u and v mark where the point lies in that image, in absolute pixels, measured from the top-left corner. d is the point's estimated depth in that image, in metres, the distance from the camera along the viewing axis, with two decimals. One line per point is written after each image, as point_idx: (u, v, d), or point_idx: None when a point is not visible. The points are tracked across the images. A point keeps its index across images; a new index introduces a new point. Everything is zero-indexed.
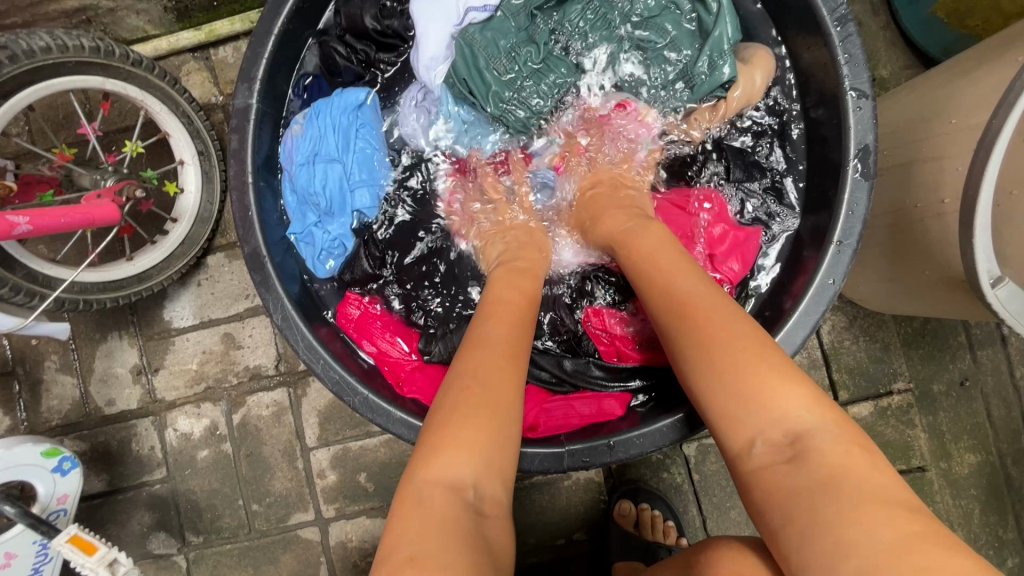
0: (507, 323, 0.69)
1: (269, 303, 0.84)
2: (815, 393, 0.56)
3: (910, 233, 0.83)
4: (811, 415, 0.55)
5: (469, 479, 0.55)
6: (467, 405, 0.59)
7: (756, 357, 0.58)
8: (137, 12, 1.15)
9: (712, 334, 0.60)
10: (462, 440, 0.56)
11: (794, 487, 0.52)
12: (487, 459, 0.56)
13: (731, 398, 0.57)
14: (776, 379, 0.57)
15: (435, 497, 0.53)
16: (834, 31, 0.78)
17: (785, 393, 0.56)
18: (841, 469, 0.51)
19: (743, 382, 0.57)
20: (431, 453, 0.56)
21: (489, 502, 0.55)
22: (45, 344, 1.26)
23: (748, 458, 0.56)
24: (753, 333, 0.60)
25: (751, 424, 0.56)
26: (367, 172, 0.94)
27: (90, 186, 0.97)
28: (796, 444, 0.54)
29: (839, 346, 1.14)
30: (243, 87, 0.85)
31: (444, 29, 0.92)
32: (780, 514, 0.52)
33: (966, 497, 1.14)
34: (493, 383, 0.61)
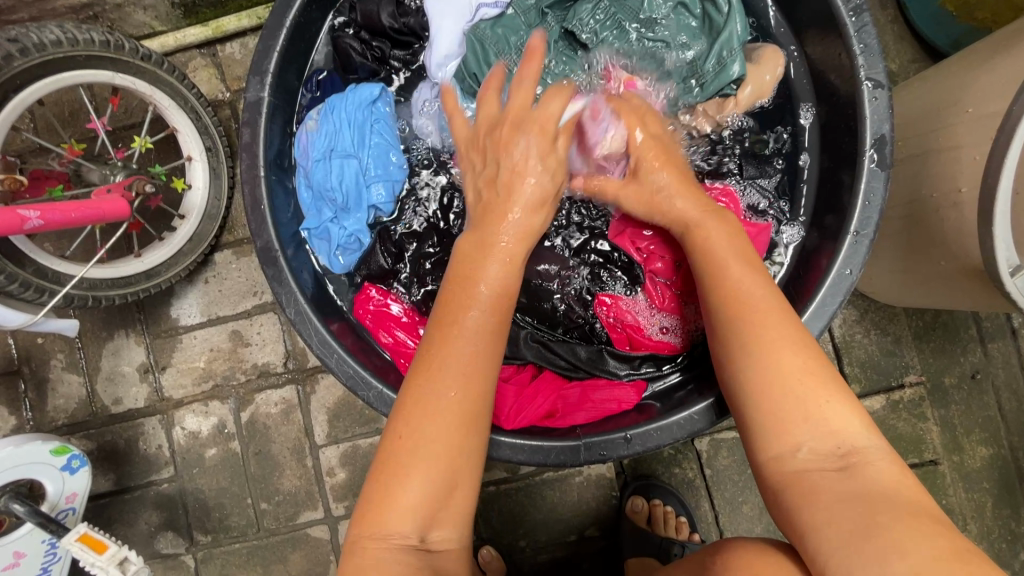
0: (470, 343, 0.62)
1: (282, 297, 0.84)
2: (858, 410, 0.58)
3: (927, 224, 0.83)
4: (855, 428, 0.57)
5: (413, 529, 0.56)
6: (415, 449, 0.57)
7: (806, 372, 0.59)
8: (144, 8, 1.14)
9: (766, 335, 0.61)
10: (409, 487, 0.56)
11: (835, 496, 0.53)
12: (435, 510, 0.57)
13: (780, 407, 0.58)
14: (824, 388, 0.59)
15: (375, 542, 0.56)
16: (849, 22, 0.78)
17: (837, 409, 0.58)
18: (888, 486, 0.53)
19: (786, 389, 0.59)
20: (375, 510, 0.57)
21: (439, 540, 0.58)
22: (51, 342, 1.25)
23: (790, 461, 0.57)
24: (807, 345, 0.61)
25: (801, 430, 0.57)
26: (383, 166, 0.93)
27: (98, 181, 0.97)
28: (845, 456, 0.56)
29: (850, 339, 1.14)
30: (255, 80, 0.84)
31: (455, 25, 0.92)
32: (817, 518, 0.52)
33: (979, 490, 1.14)
34: (454, 415, 0.58)
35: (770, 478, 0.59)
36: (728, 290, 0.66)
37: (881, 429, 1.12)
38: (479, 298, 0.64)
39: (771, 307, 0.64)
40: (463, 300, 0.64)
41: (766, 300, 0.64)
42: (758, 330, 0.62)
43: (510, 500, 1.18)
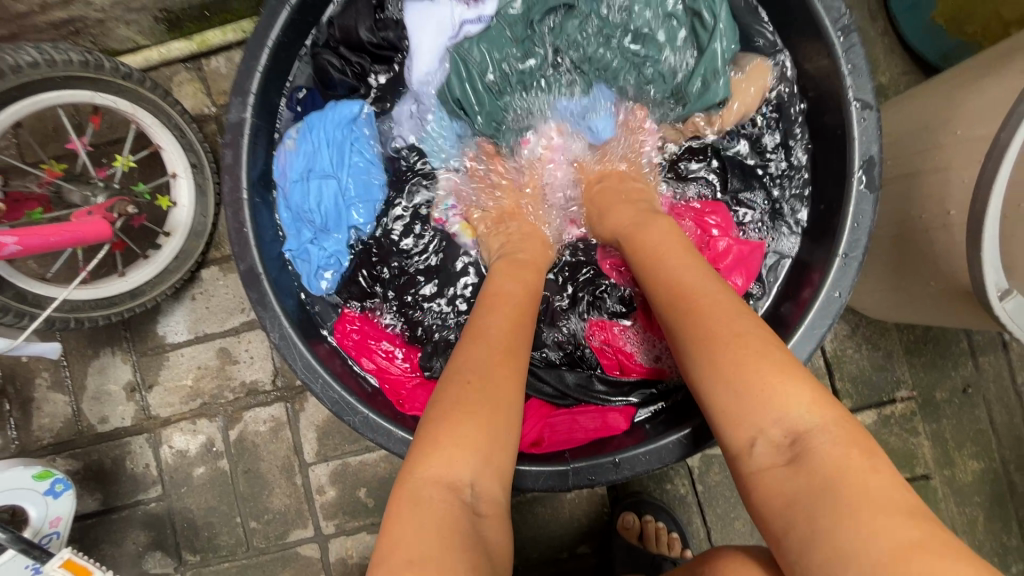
0: (507, 325, 0.68)
1: (266, 322, 0.82)
2: (819, 392, 0.54)
3: (917, 244, 0.82)
4: (812, 414, 0.53)
5: (467, 477, 0.55)
6: (478, 395, 0.59)
7: (754, 353, 0.56)
8: (127, 22, 1.11)
9: (717, 328, 0.58)
10: (462, 430, 0.57)
11: (794, 493, 0.50)
12: (489, 454, 0.57)
13: (724, 392, 0.56)
14: (780, 376, 0.55)
15: (432, 496, 0.53)
16: (837, 42, 0.77)
17: (786, 391, 0.54)
18: (838, 471, 0.49)
19: (736, 375, 0.56)
20: (427, 451, 0.56)
21: (486, 500, 0.55)
22: (36, 361, 1.24)
23: (748, 457, 0.54)
24: (752, 319, 0.60)
25: (751, 423, 0.54)
26: (363, 187, 0.93)
27: (80, 202, 0.95)
28: (796, 442, 0.52)
29: (842, 354, 1.13)
30: (237, 101, 0.82)
31: (436, 40, 0.91)
32: (781, 513, 0.50)
33: (970, 505, 1.14)
34: (497, 389, 0.60)
35: (737, 476, 0.56)
36: (665, 275, 0.67)
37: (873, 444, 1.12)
38: (502, 305, 0.71)
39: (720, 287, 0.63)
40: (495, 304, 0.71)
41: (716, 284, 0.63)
42: (708, 331, 0.59)
43: None
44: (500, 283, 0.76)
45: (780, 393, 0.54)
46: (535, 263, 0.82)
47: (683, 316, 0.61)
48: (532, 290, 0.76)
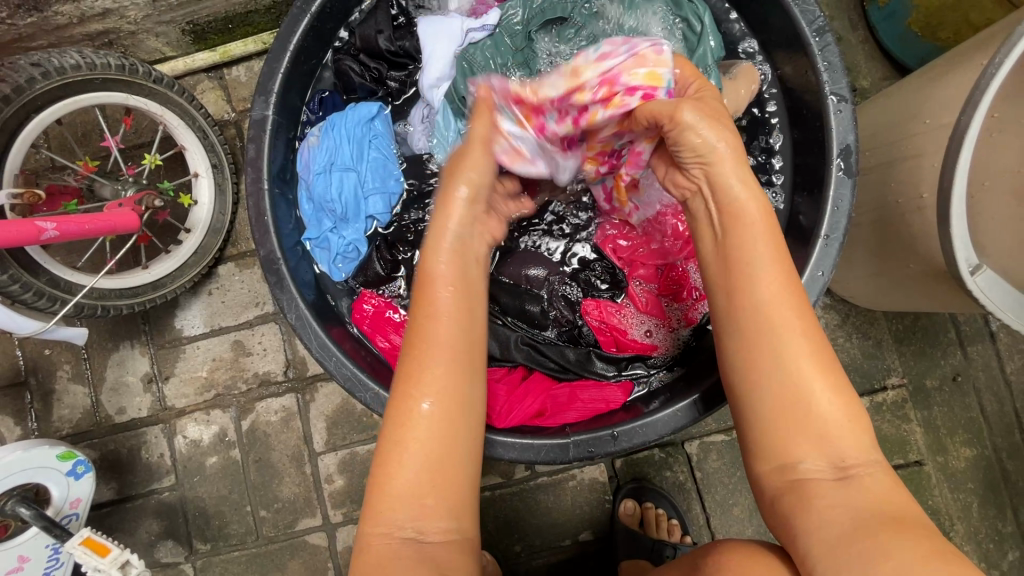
0: (449, 329, 0.65)
1: (284, 303, 0.88)
2: (865, 426, 0.63)
3: (895, 229, 0.87)
4: (859, 443, 0.62)
5: (406, 520, 0.60)
6: (408, 441, 0.61)
7: (819, 383, 0.63)
8: (157, 35, 1.20)
9: (788, 345, 0.64)
10: (398, 479, 0.60)
11: (832, 505, 0.59)
12: (421, 501, 0.60)
13: (783, 410, 0.63)
14: (835, 406, 0.63)
15: (380, 538, 0.60)
16: (813, 42, 0.84)
17: (842, 423, 0.62)
18: (882, 500, 0.58)
19: (792, 398, 0.63)
20: (372, 498, 0.61)
21: (433, 532, 0.60)
22: (58, 353, 1.29)
23: (793, 471, 0.63)
24: (829, 365, 0.64)
25: (804, 445, 0.62)
26: (380, 179, 0.98)
27: (110, 196, 1.01)
28: (846, 467, 0.61)
29: (833, 343, 1.17)
30: (260, 99, 0.89)
31: (447, 48, 0.96)
32: (814, 525, 0.59)
33: (964, 491, 1.16)
34: (441, 415, 0.62)
35: (771, 482, 0.65)
36: (750, 292, 0.66)
37: None
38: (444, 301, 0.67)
39: (804, 338, 0.64)
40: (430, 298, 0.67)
41: (795, 314, 0.65)
42: (777, 350, 0.64)
43: (505, 504, 1.20)
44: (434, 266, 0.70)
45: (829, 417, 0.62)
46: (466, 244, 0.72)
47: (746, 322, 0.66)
48: (467, 278, 0.70)
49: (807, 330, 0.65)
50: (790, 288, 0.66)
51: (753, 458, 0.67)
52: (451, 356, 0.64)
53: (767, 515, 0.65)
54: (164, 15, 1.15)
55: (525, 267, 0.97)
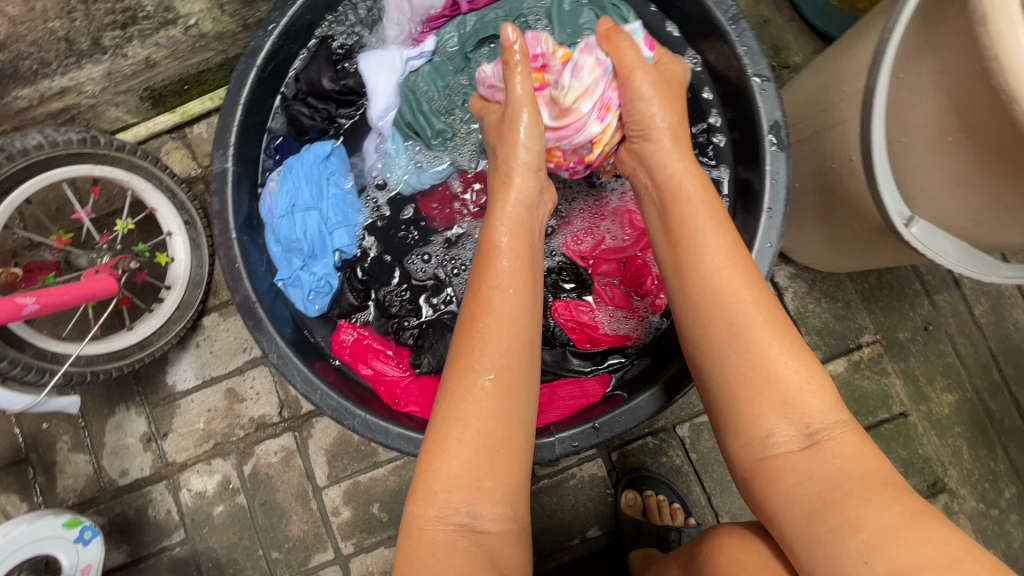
0: (512, 306, 0.71)
1: (264, 344, 0.90)
2: (831, 392, 0.66)
3: (835, 192, 0.91)
4: (825, 407, 0.64)
5: (460, 505, 0.65)
6: (467, 419, 0.66)
7: (782, 351, 0.66)
8: (116, 104, 1.24)
9: (742, 319, 0.68)
10: (456, 457, 0.65)
11: (802, 478, 0.62)
12: (479, 483, 0.65)
13: (756, 387, 0.66)
14: (806, 376, 0.65)
15: (432, 526, 0.65)
16: (730, 29, 0.88)
17: (802, 387, 0.65)
18: (848, 462, 0.61)
19: (753, 366, 0.66)
20: (423, 485, 0.66)
21: (486, 518, 0.65)
22: (56, 426, 1.31)
23: (762, 447, 0.65)
24: (797, 352, 0.67)
25: (773, 415, 0.65)
26: (342, 215, 1.01)
27: (87, 265, 1.05)
28: (812, 433, 0.63)
29: (804, 309, 1.21)
30: (219, 153, 0.92)
31: (389, 78, 1.00)
32: (786, 500, 0.62)
33: (952, 436, 1.19)
34: (505, 391, 0.68)
35: (744, 462, 0.67)
36: (698, 268, 0.72)
37: (848, 390, 1.19)
38: (497, 281, 0.73)
39: (753, 300, 0.69)
40: (489, 281, 0.73)
41: (745, 278, 0.70)
42: (741, 329, 0.67)
43: None
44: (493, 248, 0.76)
45: (799, 389, 0.65)
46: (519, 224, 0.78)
47: (699, 296, 0.71)
48: (526, 252, 0.77)
49: (762, 300, 0.69)
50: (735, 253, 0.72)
51: (726, 438, 0.69)
52: (513, 330, 0.70)
53: (741, 491, 0.68)
54: (121, 85, 1.19)
55: None
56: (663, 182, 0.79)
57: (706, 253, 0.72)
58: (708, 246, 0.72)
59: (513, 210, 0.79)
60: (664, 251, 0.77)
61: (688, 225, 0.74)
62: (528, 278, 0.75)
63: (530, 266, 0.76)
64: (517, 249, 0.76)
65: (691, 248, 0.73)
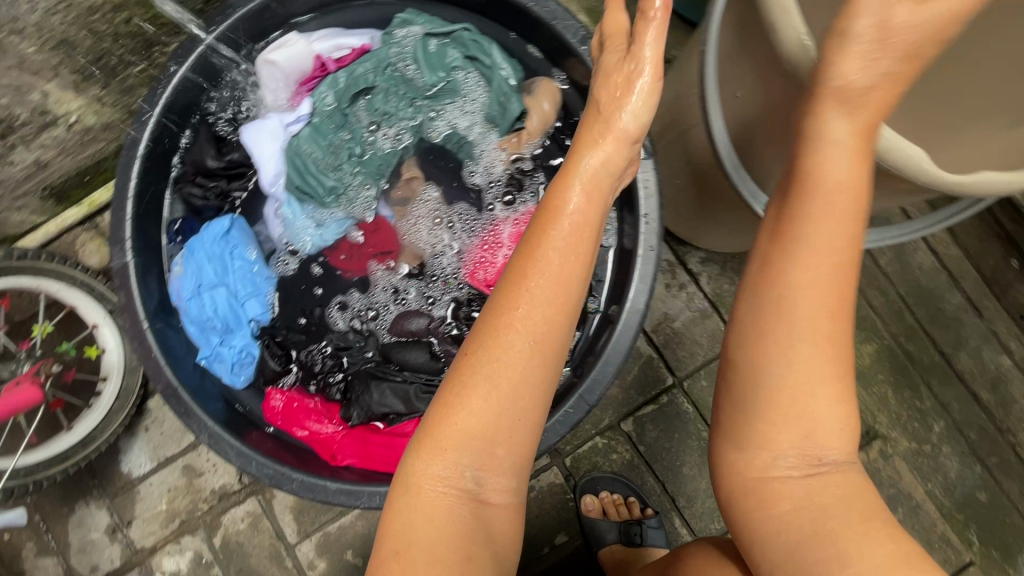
0: (558, 269, 0.67)
1: (194, 427, 0.91)
2: (853, 428, 0.61)
3: (711, 186, 0.96)
4: (843, 442, 0.61)
5: (468, 472, 0.64)
6: (493, 389, 0.63)
7: (828, 376, 0.59)
8: (18, 208, 1.24)
9: (829, 297, 0.58)
10: (469, 420, 0.63)
11: (796, 505, 0.60)
12: (490, 452, 0.64)
13: (793, 399, 0.59)
14: (840, 403, 0.60)
15: (429, 490, 0.64)
16: (583, 50, 0.92)
17: (835, 414, 0.60)
18: (846, 492, 0.59)
19: (803, 374, 0.59)
20: (432, 442, 0.65)
21: (490, 487, 0.65)
22: (17, 534, 1.31)
23: (767, 465, 0.61)
24: (843, 378, 0.60)
25: (790, 434, 0.60)
26: (251, 284, 1.03)
27: (7, 376, 1.08)
28: (822, 462, 0.60)
29: (721, 290, 1.27)
30: (116, 249, 0.92)
31: (274, 146, 1.03)
32: (773, 526, 0.60)
33: (876, 383, 1.26)
34: (529, 361, 0.64)
35: (737, 475, 0.63)
36: (802, 249, 0.58)
37: None
38: (552, 245, 0.68)
39: (830, 308, 0.58)
40: (540, 243, 0.69)
41: (843, 250, 0.58)
42: (809, 317, 0.58)
43: None
44: (556, 198, 0.72)
45: (830, 413, 0.60)
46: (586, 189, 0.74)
47: (795, 289, 0.58)
48: (596, 222, 0.72)
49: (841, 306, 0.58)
50: (844, 220, 0.58)
51: (721, 441, 0.65)
52: (557, 300, 0.66)
53: (724, 511, 0.66)
54: (18, 189, 1.19)
55: (406, 322, 1.04)
56: (808, 161, 0.60)
57: (823, 224, 0.58)
58: (828, 205, 0.58)
59: (596, 171, 0.75)
60: (775, 210, 0.62)
61: (811, 186, 0.59)
62: (586, 250, 0.70)
63: (590, 232, 0.71)
64: (586, 214, 0.72)
65: (793, 245, 0.59)
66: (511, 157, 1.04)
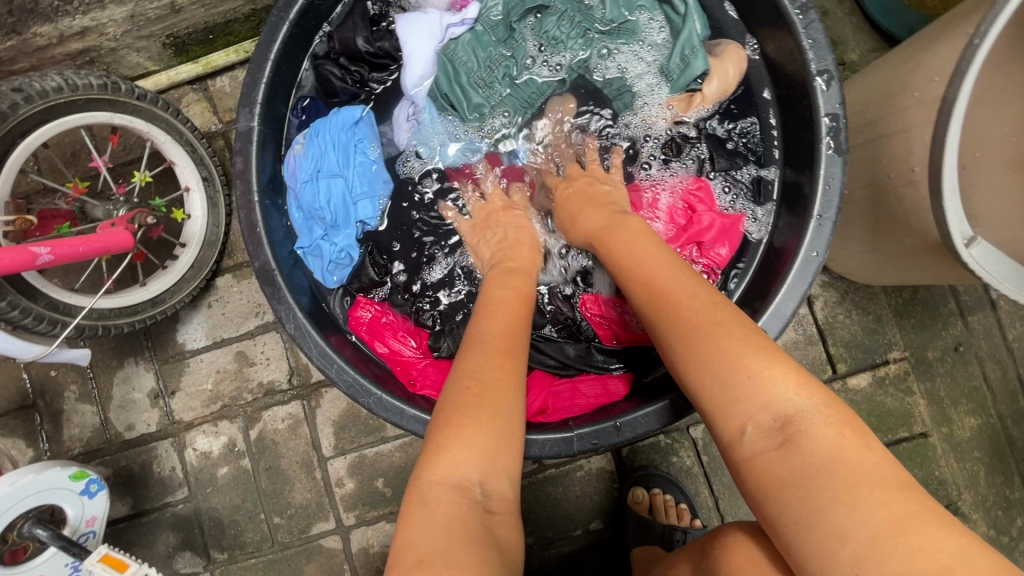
0: (509, 317, 0.74)
1: (281, 314, 0.86)
2: (798, 374, 0.58)
3: (888, 204, 0.86)
4: (794, 394, 0.57)
5: (475, 476, 0.59)
6: (488, 390, 0.64)
7: (745, 352, 0.59)
8: (138, 49, 1.19)
9: (702, 318, 0.63)
10: (479, 429, 0.61)
11: (784, 478, 0.54)
12: (495, 456, 0.61)
13: (717, 386, 0.60)
14: (776, 368, 0.58)
15: (440, 494, 0.58)
16: (797, 19, 0.81)
17: (766, 375, 0.58)
18: (832, 451, 0.53)
19: (732, 374, 0.59)
20: (435, 454, 0.60)
21: (496, 494, 0.60)
22: (64, 374, 1.30)
23: (741, 446, 0.58)
24: (769, 352, 0.59)
25: (743, 411, 0.58)
26: (368, 184, 0.98)
27: (102, 216, 1.02)
28: (785, 427, 0.56)
29: (833, 320, 1.17)
30: (244, 111, 0.86)
31: (428, 45, 0.95)
32: (775, 507, 0.54)
33: (970, 460, 1.17)
34: (506, 367, 0.67)
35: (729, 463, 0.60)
36: (651, 285, 0.69)
37: (870, 406, 1.16)
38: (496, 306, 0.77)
39: (717, 319, 0.62)
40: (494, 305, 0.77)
41: (691, 288, 0.67)
42: (709, 339, 0.61)
43: None
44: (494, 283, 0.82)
45: (767, 385, 0.57)
46: (516, 269, 0.85)
47: (671, 324, 0.65)
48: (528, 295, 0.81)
49: (730, 320, 0.62)
50: (689, 277, 0.68)
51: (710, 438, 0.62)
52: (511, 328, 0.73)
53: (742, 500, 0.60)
54: (143, 29, 1.14)
55: None
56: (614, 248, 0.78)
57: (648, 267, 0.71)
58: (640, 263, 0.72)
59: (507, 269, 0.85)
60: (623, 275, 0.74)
61: (639, 262, 0.72)
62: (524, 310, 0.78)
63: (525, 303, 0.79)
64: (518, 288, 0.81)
65: (670, 296, 0.66)
66: (674, 118, 0.96)
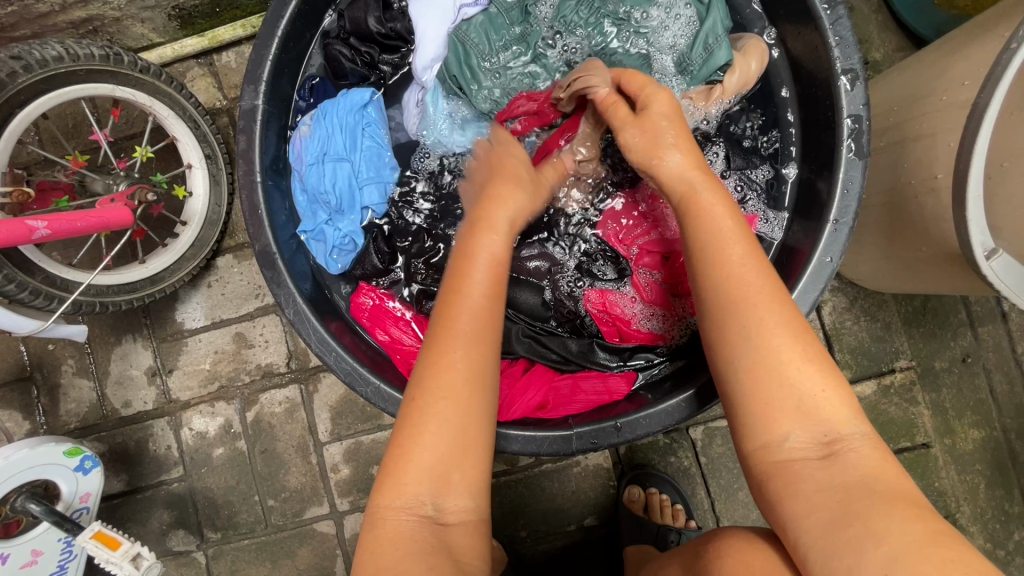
0: (480, 306, 0.67)
1: (281, 299, 0.85)
2: (849, 397, 0.61)
3: (907, 211, 0.84)
4: (845, 416, 0.59)
5: (426, 496, 0.61)
6: (442, 411, 0.63)
7: (802, 368, 0.60)
8: (142, 20, 1.16)
9: (765, 317, 0.62)
10: (427, 451, 0.62)
11: (819, 487, 0.56)
12: (447, 476, 0.62)
13: (772, 391, 0.60)
14: (823, 384, 0.60)
15: (393, 519, 0.61)
16: (824, 14, 0.78)
17: (819, 392, 0.60)
18: (869, 475, 0.55)
19: (776, 384, 0.60)
20: (394, 475, 0.62)
21: (451, 511, 0.62)
22: (62, 348, 1.29)
23: (778, 451, 0.60)
24: (821, 369, 0.61)
25: (788, 421, 0.59)
26: (375, 169, 0.96)
27: (102, 191, 1.01)
28: (830, 442, 0.58)
29: (840, 325, 1.16)
30: (249, 88, 0.84)
31: (440, 27, 0.93)
32: (798, 506, 0.56)
33: (971, 472, 1.16)
34: (469, 382, 0.64)
35: (754, 465, 0.62)
36: (727, 277, 0.65)
37: (873, 414, 1.14)
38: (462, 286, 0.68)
39: (784, 328, 0.62)
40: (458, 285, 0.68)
41: (762, 284, 0.64)
42: (765, 346, 0.61)
43: (509, 492, 1.20)
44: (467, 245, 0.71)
45: (818, 398, 0.59)
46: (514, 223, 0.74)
47: (730, 325, 0.63)
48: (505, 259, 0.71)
49: (794, 331, 0.62)
50: (765, 270, 0.65)
51: (738, 440, 0.64)
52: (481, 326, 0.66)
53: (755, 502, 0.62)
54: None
55: (526, 258, 0.96)
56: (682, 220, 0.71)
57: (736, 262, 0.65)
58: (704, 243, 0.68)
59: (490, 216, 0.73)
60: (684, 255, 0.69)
61: (718, 238, 0.67)
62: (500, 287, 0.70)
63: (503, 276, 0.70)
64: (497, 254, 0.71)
65: (736, 292, 0.64)
66: (695, 112, 0.92)
